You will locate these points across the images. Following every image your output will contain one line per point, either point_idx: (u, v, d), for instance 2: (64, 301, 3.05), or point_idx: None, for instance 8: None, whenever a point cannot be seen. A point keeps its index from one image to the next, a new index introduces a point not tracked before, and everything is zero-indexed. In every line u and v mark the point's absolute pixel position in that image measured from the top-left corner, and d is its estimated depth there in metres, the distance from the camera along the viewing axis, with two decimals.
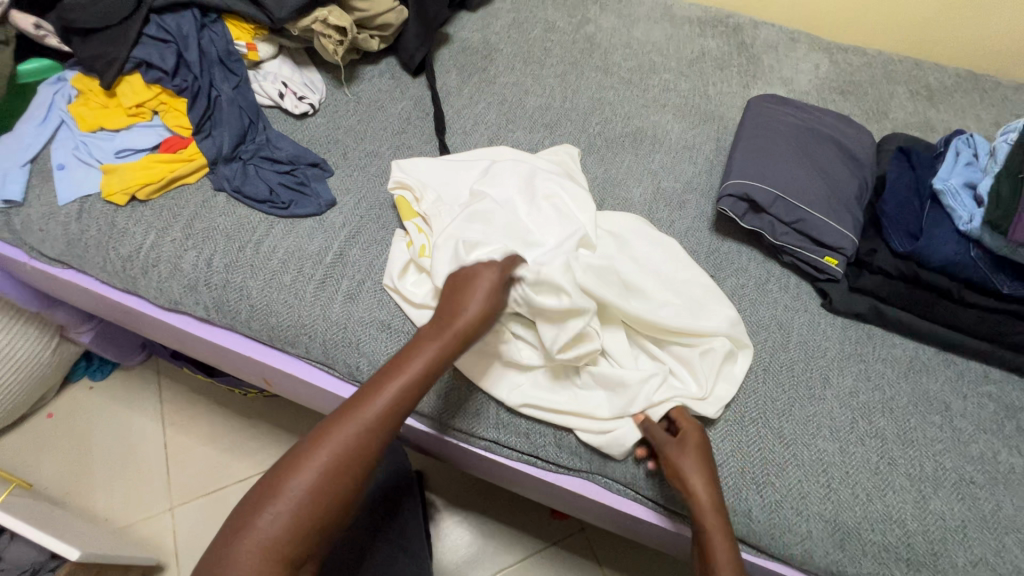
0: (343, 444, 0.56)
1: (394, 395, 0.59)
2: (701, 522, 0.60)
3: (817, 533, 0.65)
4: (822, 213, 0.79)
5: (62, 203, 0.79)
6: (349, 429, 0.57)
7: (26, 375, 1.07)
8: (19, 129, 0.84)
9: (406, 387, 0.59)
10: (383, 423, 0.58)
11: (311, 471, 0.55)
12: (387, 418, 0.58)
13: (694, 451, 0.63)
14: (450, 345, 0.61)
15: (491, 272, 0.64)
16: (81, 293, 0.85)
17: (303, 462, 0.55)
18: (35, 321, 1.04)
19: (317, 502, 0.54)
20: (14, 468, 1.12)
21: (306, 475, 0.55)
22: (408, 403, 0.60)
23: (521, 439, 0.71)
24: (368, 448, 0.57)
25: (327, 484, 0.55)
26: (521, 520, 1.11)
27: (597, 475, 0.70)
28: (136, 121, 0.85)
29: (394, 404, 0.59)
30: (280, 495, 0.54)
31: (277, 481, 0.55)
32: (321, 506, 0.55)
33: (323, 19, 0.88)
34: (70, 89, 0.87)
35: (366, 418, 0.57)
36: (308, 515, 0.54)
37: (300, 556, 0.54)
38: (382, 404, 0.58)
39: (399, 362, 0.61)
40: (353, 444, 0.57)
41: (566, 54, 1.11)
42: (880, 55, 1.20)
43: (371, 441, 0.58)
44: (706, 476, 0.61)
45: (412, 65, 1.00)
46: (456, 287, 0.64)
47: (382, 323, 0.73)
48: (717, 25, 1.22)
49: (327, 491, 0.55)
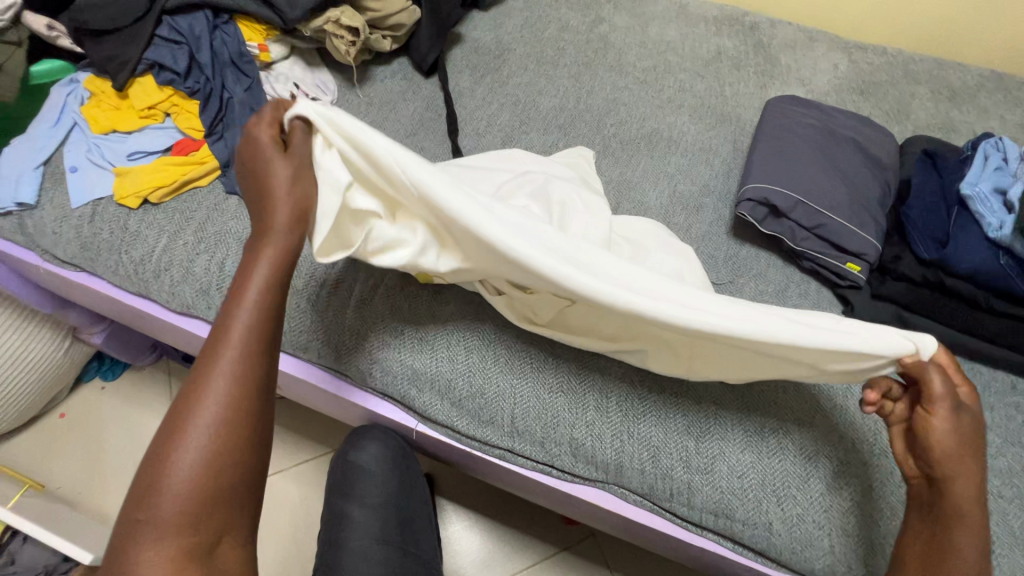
0: (212, 403, 0.49)
1: (241, 339, 0.51)
2: (955, 503, 0.55)
3: (841, 548, 0.63)
4: (843, 218, 0.78)
5: (75, 206, 0.79)
6: (208, 390, 0.49)
7: (39, 375, 1.07)
8: (32, 132, 0.84)
9: (255, 312, 0.53)
10: (243, 363, 0.51)
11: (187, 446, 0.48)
12: (247, 367, 0.51)
13: (956, 417, 0.55)
14: (293, 208, 0.56)
15: (301, 204, 0.57)
16: (94, 296, 0.85)
17: (173, 443, 0.48)
18: (47, 322, 1.04)
19: (207, 474, 0.47)
20: (27, 468, 1.12)
21: (182, 454, 0.47)
22: (269, 339, 0.53)
23: (536, 448, 0.69)
24: (240, 396, 0.50)
25: (208, 449, 0.48)
26: (532, 525, 1.10)
27: (613, 486, 0.69)
28: (148, 124, 0.85)
29: (249, 348, 0.51)
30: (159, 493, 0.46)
31: (149, 472, 0.47)
32: (214, 485, 0.47)
33: (335, 19, 0.88)
34: (82, 91, 0.87)
35: (212, 390, 0.49)
36: (199, 491, 0.47)
37: (215, 544, 0.47)
38: (231, 358, 0.51)
39: (233, 299, 0.53)
40: (221, 400, 0.49)
41: (579, 54, 1.09)
42: (901, 54, 1.17)
43: (242, 390, 0.50)
44: (976, 460, 0.55)
45: (424, 65, 0.99)
46: (262, 179, 0.57)
47: (394, 329, 0.72)
48: (734, 24, 1.20)
49: (217, 456, 0.48)
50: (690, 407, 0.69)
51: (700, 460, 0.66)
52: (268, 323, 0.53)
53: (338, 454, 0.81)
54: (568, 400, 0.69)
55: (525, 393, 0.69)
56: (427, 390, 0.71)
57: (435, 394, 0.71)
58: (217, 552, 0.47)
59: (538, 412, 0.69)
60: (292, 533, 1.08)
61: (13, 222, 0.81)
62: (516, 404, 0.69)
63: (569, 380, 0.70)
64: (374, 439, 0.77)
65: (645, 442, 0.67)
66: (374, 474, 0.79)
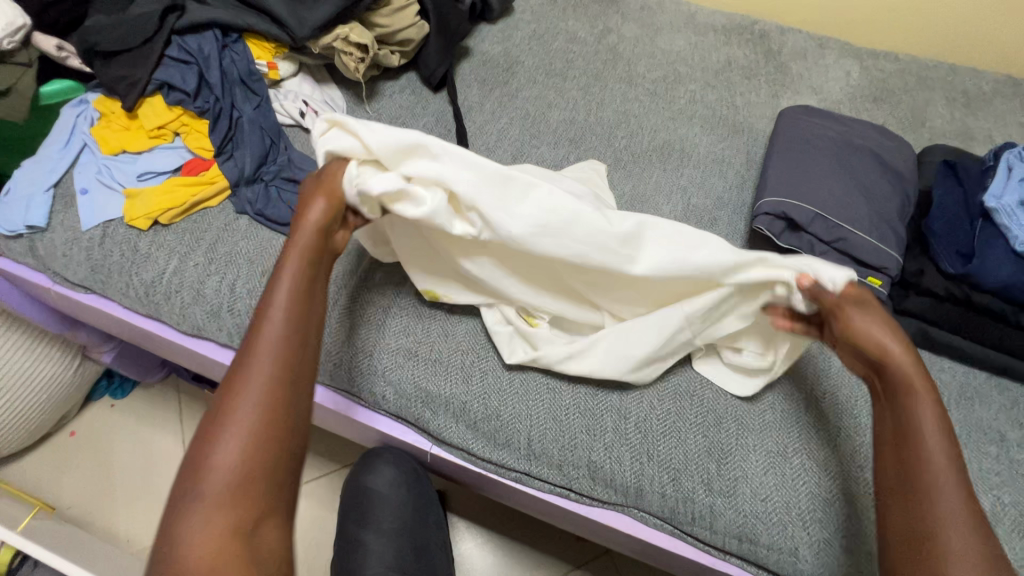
0: (252, 392, 0.50)
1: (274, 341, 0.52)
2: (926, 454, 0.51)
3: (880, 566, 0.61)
4: (864, 231, 0.76)
5: (85, 228, 0.79)
6: (253, 376, 0.51)
7: (49, 395, 1.06)
8: (42, 153, 0.84)
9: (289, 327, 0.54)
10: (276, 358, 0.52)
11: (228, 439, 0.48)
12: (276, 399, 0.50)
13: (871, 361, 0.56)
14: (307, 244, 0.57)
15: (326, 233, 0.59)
16: (104, 318, 0.84)
17: (211, 439, 0.48)
18: (57, 341, 1.04)
19: (246, 458, 0.48)
20: (38, 487, 1.12)
21: (224, 445, 0.48)
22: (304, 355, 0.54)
23: (553, 471, 0.68)
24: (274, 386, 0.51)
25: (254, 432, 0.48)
26: (546, 542, 1.08)
27: (633, 510, 0.67)
28: (157, 144, 0.84)
29: (282, 347, 0.52)
30: (205, 476, 0.47)
31: (196, 455, 0.49)
32: (243, 469, 0.47)
33: (344, 36, 0.87)
34: (92, 111, 0.87)
35: (250, 395, 0.50)
36: (249, 459, 0.48)
37: (258, 526, 0.47)
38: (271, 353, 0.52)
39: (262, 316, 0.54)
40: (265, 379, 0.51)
41: (588, 65, 1.08)
42: (914, 61, 1.16)
43: (281, 380, 0.51)
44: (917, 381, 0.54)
45: (433, 80, 0.98)
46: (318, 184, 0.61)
47: (407, 350, 0.71)
48: (743, 33, 1.18)
49: (262, 431, 0.49)
50: (710, 427, 0.67)
51: (723, 483, 0.65)
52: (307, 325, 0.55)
53: (352, 478, 0.81)
54: (586, 420, 0.68)
55: (541, 415, 0.68)
56: (442, 413, 0.70)
57: (450, 417, 0.70)
58: (258, 532, 0.46)
59: (556, 433, 0.68)
60: (302, 553, 1.07)
61: (23, 245, 0.80)
62: (533, 426, 0.68)
63: (587, 402, 0.68)
64: (386, 463, 0.77)
65: (665, 464, 0.66)
66: (389, 501, 0.78)
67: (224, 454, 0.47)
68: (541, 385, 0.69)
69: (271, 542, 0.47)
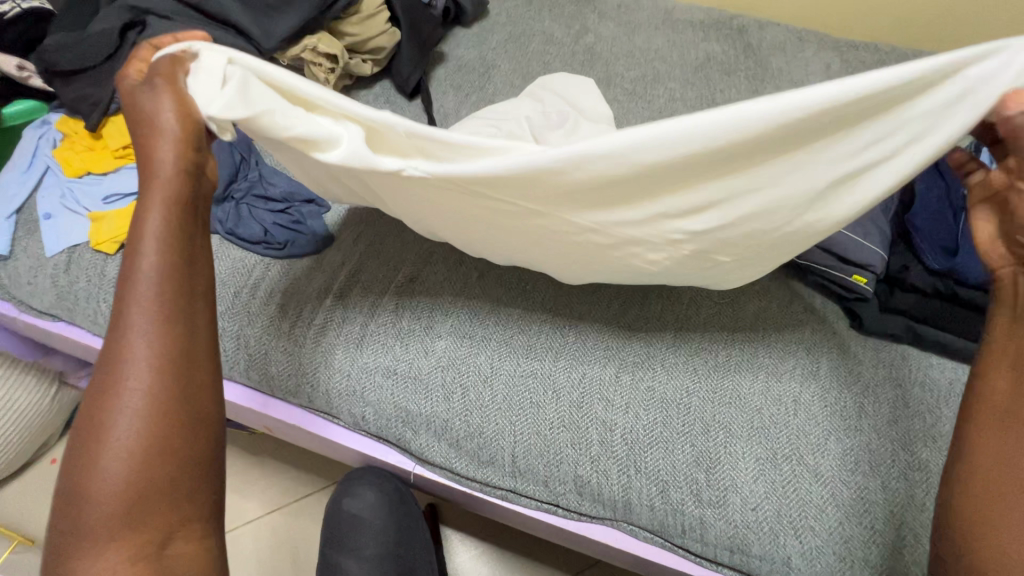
0: (131, 425, 0.46)
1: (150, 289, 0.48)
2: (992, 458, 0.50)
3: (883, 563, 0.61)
4: (847, 227, 0.74)
5: (50, 254, 0.76)
6: (132, 364, 0.47)
7: (27, 424, 1.04)
8: (3, 178, 0.81)
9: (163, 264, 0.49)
10: (162, 328, 0.48)
11: (119, 435, 0.46)
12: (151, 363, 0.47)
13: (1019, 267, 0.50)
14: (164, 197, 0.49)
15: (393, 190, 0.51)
16: (75, 345, 0.82)
17: (87, 459, 0.46)
18: (31, 369, 1.01)
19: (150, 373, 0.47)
20: (19, 518, 1.09)
21: (116, 422, 0.46)
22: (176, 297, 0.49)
23: (539, 487, 0.67)
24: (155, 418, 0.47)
25: (133, 442, 0.46)
26: (541, 552, 1.07)
27: (622, 523, 0.66)
28: (123, 163, 0.82)
29: (152, 333, 0.47)
30: (87, 504, 0.45)
31: (73, 484, 0.46)
32: (138, 485, 0.46)
33: (312, 47, 0.85)
34: (55, 133, 0.84)
35: (129, 404, 0.46)
36: (128, 507, 0.46)
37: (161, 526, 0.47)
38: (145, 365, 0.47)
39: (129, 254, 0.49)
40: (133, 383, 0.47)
41: (566, 67, 1.07)
42: (894, 51, 1.15)
43: (154, 468, 0.46)
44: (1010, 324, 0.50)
45: (407, 87, 0.95)
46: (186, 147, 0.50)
47: (387, 368, 0.70)
48: (722, 28, 1.17)
49: (136, 511, 0.46)
50: (698, 436, 0.66)
51: (712, 493, 0.64)
52: (178, 268, 0.49)
53: (330, 502, 0.80)
54: (570, 435, 0.66)
55: (524, 431, 0.67)
56: (424, 432, 0.68)
57: (432, 436, 0.68)
58: (166, 556, 0.47)
59: (540, 449, 0.66)
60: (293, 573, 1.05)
61: None
62: (517, 442, 0.66)
63: (570, 415, 0.67)
64: (369, 485, 0.77)
65: (652, 476, 0.65)
66: (370, 526, 0.78)
67: (99, 484, 0.45)
68: (517, 400, 0.68)
69: (182, 562, 0.48)
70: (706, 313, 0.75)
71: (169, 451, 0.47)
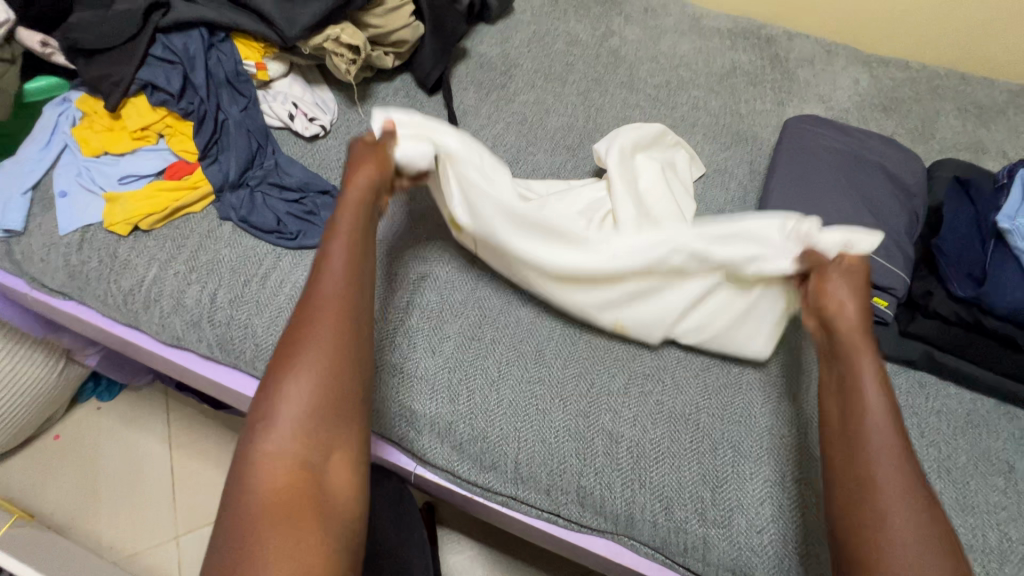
0: (292, 412, 0.47)
1: (335, 290, 0.52)
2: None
3: None
4: (870, 250, 0.73)
5: (64, 233, 0.76)
6: (289, 402, 0.47)
7: (33, 397, 1.04)
8: (21, 153, 0.81)
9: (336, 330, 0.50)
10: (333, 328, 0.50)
11: (275, 432, 0.47)
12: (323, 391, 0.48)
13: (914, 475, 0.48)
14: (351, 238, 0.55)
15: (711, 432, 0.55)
16: (83, 324, 0.82)
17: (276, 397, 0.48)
18: (40, 345, 1.01)
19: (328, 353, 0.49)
20: (21, 491, 1.10)
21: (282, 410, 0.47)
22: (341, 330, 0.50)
23: (541, 495, 0.66)
24: (305, 435, 0.47)
25: (300, 429, 0.46)
26: (540, 555, 1.06)
27: (624, 537, 0.65)
28: (141, 145, 0.82)
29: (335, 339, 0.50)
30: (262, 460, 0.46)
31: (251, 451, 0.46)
32: (310, 447, 0.46)
33: (335, 37, 0.84)
34: (75, 111, 0.84)
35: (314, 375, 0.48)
36: (288, 486, 0.45)
37: (325, 466, 0.47)
38: (309, 374, 0.48)
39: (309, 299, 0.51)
40: (322, 362, 0.49)
41: (589, 69, 1.05)
42: (926, 69, 1.12)
43: (310, 433, 0.47)
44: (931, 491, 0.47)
45: (429, 83, 0.95)
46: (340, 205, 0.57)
47: (394, 367, 0.69)
48: (749, 37, 1.15)
49: (313, 447, 0.46)
50: (705, 453, 0.65)
51: (717, 513, 0.62)
52: (354, 278, 0.53)
53: None
54: (576, 445, 0.65)
55: (529, 438, 0.65)
56: (427, 433, 0.68)
57: (435, 437, 0.68)
58: (327, 492, 0.45)
59: (545, 457, 0.65)
60: None
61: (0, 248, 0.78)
62: (521, 448, 0.65)
63: (576, 425, 0.66)
64: None
65: (657, 492, 0.63)
66: (367, 522, 0.77)
67: (283, 416, 0.47)
68: (516, 397, 0.67)
69: (341, 483, 0.47)
70: None
71: (319, 408, 0.47)
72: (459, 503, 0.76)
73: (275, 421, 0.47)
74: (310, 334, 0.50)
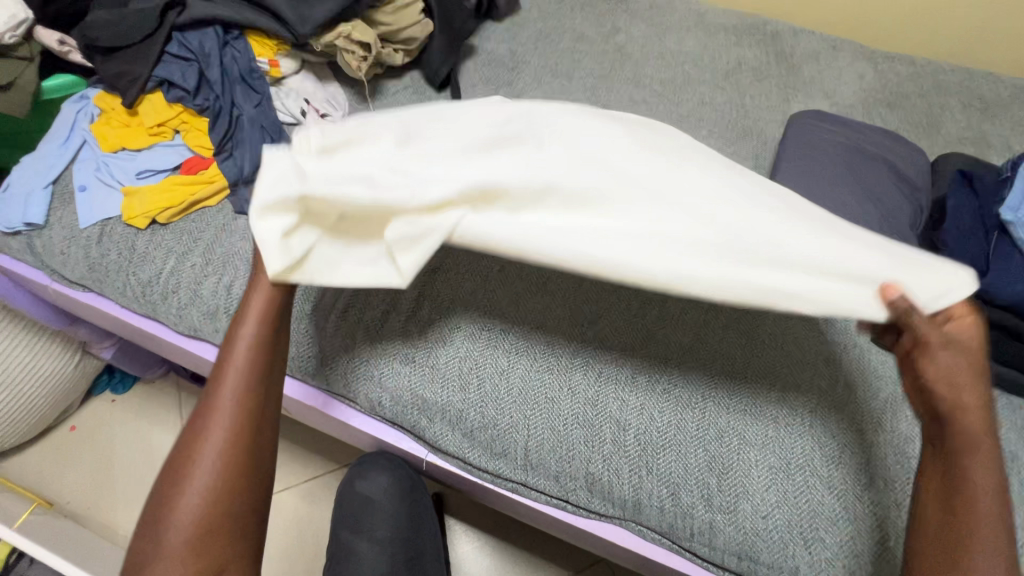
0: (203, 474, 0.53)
1: (242, 360, 0.55)
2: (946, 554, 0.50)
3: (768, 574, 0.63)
4: None
5: (84, 226, 0.78)
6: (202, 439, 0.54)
7: (50, 389, 1.06)
8: (42, 149, 0.83)
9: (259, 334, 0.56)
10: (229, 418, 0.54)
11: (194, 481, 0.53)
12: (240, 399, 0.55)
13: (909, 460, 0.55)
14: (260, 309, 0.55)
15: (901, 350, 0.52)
16: (102, 316, 0.84)
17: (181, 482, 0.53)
18: (57, 337, 1.03)
19: (212, 500, 0.53)
20: (39, 481, 1.13)
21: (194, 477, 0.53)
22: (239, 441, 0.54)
23: (549, 482, 0.67)
24: (228, 473, 0.54)
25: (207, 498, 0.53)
26: (548, 545, 1.07)
27: (631, 523, 0.66)
28: (157, 141, 0.84)
29: (222, 466, 0.54)
30: (168, 519, 0.53)
31: (143, 551, 0.53)
32: (214, 516, 0.53)
33: (346, 34, 0.85)
34: (93, 107, 0.86)
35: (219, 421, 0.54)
36: (199, 535, 0.52)
37: (232, 558, 0.54)
38: (230, 396, 0.55)
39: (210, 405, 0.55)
40: (217, 448, 0.54)
41: (595, 66, 1.06)
42: (930, 64, 1.13)
43: (208, 548, 0.53)
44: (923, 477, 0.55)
45: (437, 80, 0.97)
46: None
47: (406, 355, 0.70)
48: (754, 34, 1.16)
49: (205, 537, 0.52)
50: (712, 441, 0.66)
51: (723, 499, 0.64)
52: (253, 377, 0.55)
53: (342, 486, 0.81)
54: (585, 432, 0.66)
55: (538, 425, 0.67)
56: (438, 420, 0.69)
57: (446, 425, 0.69)
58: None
59: (553, 444, 0.66)
60: (299, 552, 1.04)
61: (22, 242, 0.80)
62: (530, 435, 0.67)
63: (585, 413, 0.67)
64: (380, 470, 0.78)
65: (664, 478, 0.65)
66: (381, 508, 0.79)
67: (204, 454, 0.54)
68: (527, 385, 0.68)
69: (238, 523, 0.54)
70: (730, 318, 0.75)
71: (232, 468, 0.54)
72: (468, 490, 0.78)
73: (161, 544, 0.52)
74: (207, 435, 0.54)
